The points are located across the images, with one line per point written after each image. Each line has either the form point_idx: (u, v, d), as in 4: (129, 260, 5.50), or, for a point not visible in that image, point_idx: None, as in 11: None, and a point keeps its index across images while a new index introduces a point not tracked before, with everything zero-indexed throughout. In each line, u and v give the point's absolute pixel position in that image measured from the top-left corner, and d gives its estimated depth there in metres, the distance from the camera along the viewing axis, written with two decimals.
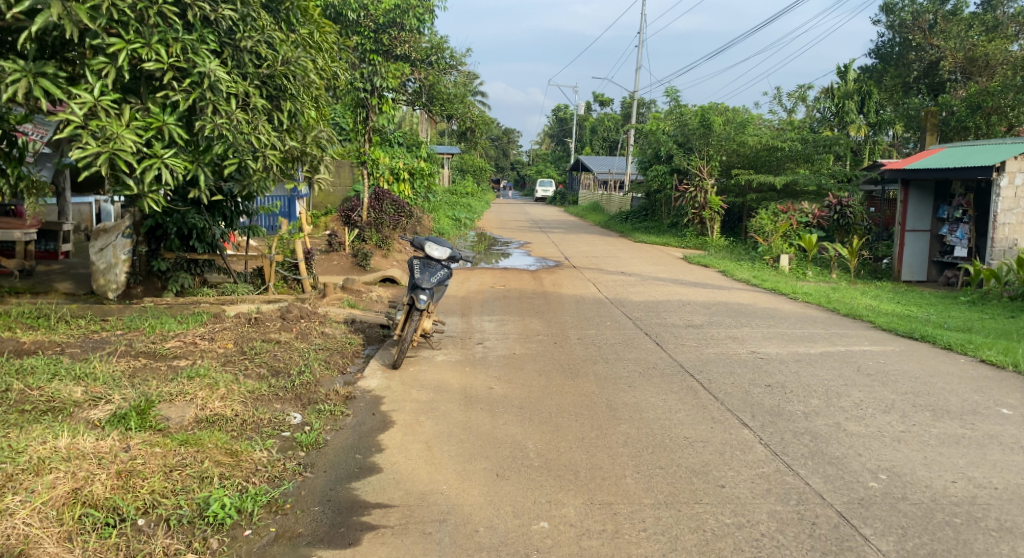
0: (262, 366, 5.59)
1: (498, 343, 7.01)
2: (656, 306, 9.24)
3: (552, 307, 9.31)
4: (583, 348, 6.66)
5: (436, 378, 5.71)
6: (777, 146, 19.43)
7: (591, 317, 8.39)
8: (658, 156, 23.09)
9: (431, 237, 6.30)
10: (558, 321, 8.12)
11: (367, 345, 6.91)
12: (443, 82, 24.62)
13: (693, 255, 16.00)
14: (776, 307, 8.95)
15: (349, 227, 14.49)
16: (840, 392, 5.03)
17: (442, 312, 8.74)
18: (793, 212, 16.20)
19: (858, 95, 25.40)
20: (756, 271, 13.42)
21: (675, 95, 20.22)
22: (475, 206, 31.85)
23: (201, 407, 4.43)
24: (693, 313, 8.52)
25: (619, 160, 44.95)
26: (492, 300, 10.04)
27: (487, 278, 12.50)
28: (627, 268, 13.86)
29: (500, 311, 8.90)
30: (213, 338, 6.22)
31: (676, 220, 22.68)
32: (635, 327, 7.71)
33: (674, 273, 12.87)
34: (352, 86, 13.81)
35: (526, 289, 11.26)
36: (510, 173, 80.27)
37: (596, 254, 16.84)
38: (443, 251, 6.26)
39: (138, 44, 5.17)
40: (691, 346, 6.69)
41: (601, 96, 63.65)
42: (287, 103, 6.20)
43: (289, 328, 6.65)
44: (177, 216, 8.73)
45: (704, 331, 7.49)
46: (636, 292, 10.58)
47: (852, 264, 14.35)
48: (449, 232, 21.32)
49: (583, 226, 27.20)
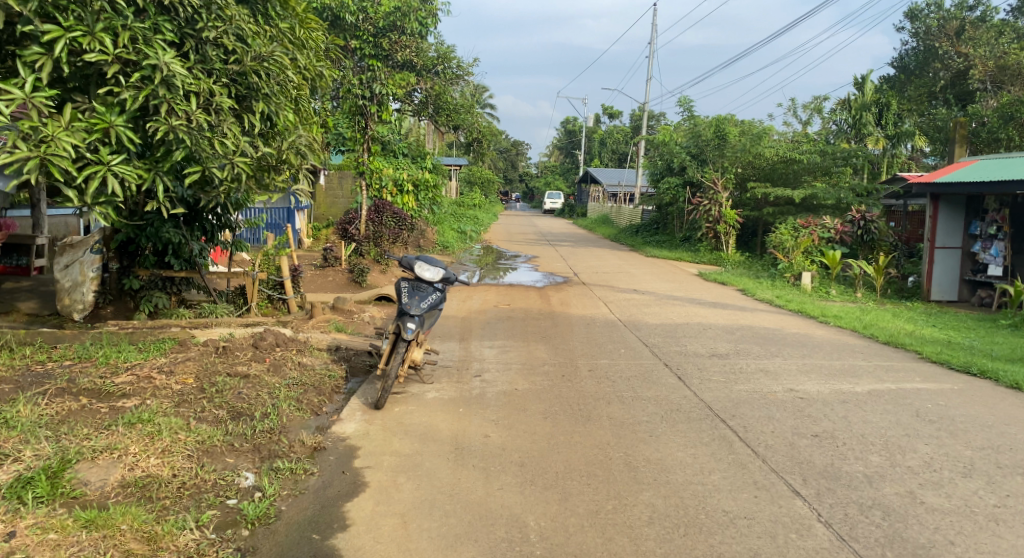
0: (221, 407, 4.83)
1: (498, 376, 6.21)
2: (673, 330, 8.44)
3: (559, 330, 8.51)
4: (595, 384, 5.84)
5: (424, 422, 4.91)
6: (794, 158, 18.63)
7: (603, 344, 7.58)
8: (671, 167, 22.31)
9: (422, 256, 5.51)
10: (566, 348, 7.31)
11: (350, 378, 6.12)
12: (449, 92, 23.95)
13: (709, 272, 15.19)
14: (807, 333, 8.12)
15: (345, 241, 13.77)
16: (904, 445, 4.21)
17: (438, 336, 7.96)
18: (814, 227, 15.31)
19: (876, 107, 24.56)
20: (777, 290, 12.60)
21: (688, 105, 19.36)
22: (482, 218, 31.16)
23: (131, 467, 3.66)
24: (715, 340, 7.71)
25: (629, 173, 44.23)
26: (495, 321, 9.25)
27: (490, 296, 11.72)
28: (640, 286, 13.07)
29: (503, 335, 8.10)
30: (172, 372, 5.46)
31: (688, 234, 21.89)
32: (652, 357, 6.90)
33: (690, 292, 12.07)
34: (350, 93, 13.24)
35: (532, 309, 10.47)
36: (518, 186, 79.76)
37: (607, 270, 16.03)
38: (436, 273, 5.46)
39: (77, 32, 4.46)
40: (718, 382, 5.88)
41: (611, 108, 63.03)
42: (259, 103, 5.46)
43: (261, 360, 5.89)
44: (149, 230, 7.97)
45: (730, 361, 6.69)
46: (651, 314, 9.77)
47: (878, 283, 13.55)
48: (454, 245, 20.56)
49: (592, 240, 26.45)
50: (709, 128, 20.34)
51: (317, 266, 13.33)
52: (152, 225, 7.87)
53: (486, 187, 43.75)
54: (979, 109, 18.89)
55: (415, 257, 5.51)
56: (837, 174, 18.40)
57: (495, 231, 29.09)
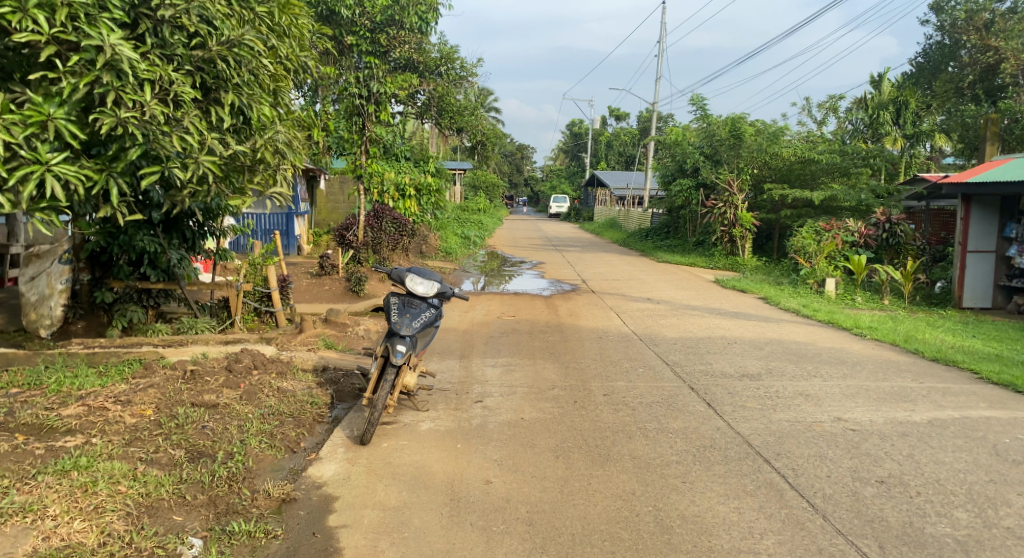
0: (179, 447, 4.17)
1: (503, 401, 5.50)
2: (694, 345, 7.71)
3: (569, 345, 7.80)
4: (613, 414, 5.13)
5: (416, 462, 4.21)
6: (813, 158, 17.85)
7: (619, 361, 6.85)
8: (683, 168, 21.61)
9: (416, 267, 4.84)
10: (578, 367, 6.61)
11: (336, 406, 5.43)
12: (453, 93, 23.33)
13: (726, 279, 14.44)
14: (844, 348, 7.38)
15: (343, 248, 13.10)
16: (993, 497, 3.50)
17: (438, 353, 7.26)
18: (837, 230, 14.54)
19: (893, 105, 24.88)
20: (800, 298, 11.87)
21: (701, 104, 18.51)
22: (487, 223, 30.50)
23: (46, 536, 2.99)
24: (743, 357, 6.99)
25: (638, 175, 43.45)
26: (500, 335, 8.56)
27: (495, 306, 11.03)
28: (654, 294, 12.35)
29: (508, 351, 7.40)
30: (129, 402, 4.79)
31: (701, 238, 21.14)
32: (675, 378, 6.19)
33: (707, 301, 11.35)
34: (347, 91, 12.69)
35: (539, 320, 9.77)
36: (524, 190, 79.16)
37: (618, 276, 15.32)
38: (432, 287, 4.78)
39: (5, 7, 3.79)
40: (753, 409, 5.16)
41: (618, 111, 62.30)
42: (231, 93, 4.78)
43: (235, 387, 5.21)
44: (122, 238, 7.29)
45: (764, 383, 5.96)
46: (669, 325, 9.06)
47: (907, 289, 12.81)
48: (458, 251, 19.86)
49: (601, 244, 25.73)
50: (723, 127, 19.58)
51: (315, 274, 12.71)
52: (125, 233, 7.22)
53: (492, 190, 43.15)
54: (1005, 105, 18.10)
55: (408, 268, 4.83)
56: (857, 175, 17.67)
57: (501, 236, 28.42)
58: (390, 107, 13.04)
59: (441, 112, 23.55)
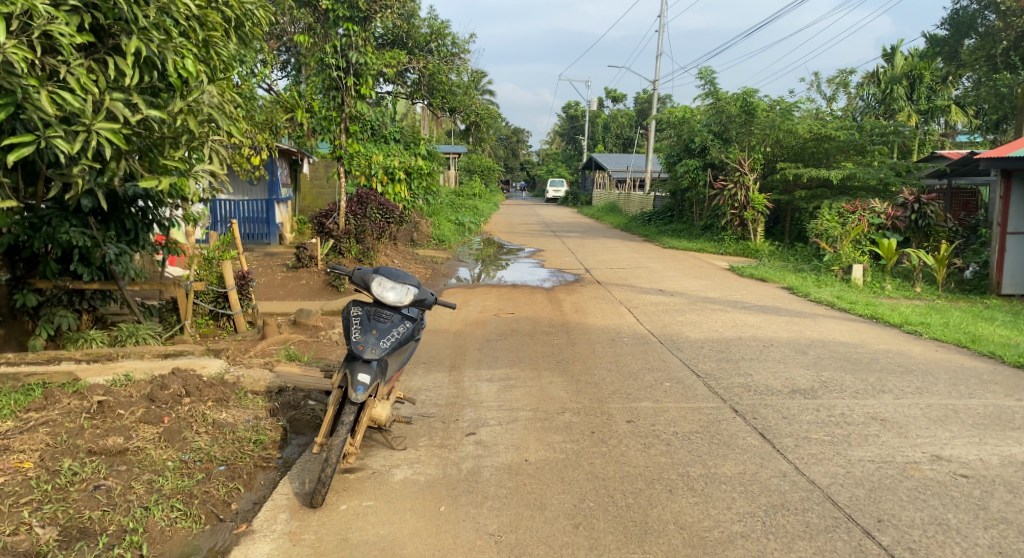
0: (51, 522, 3.00)
1: (500, 433, 4.36)
2: (724, 349, 6.57)
3: (577, 352, 6.65)
4: (644, 452, 3.99)
5: (384, 538, 3.09)
6: (829, 135, 16.69)
7: (640, 374, 5.71)
8: (690, 147, 20.41)
9: (384, 268, 3.69)
10: (591, 384, 5.46)
11: (287, 446, 4.26)
12: (444, 72, 22.37)
13: (742, 266, 13.30)
14: (903, 351, 6.24)
15: (323, 237, 11.83)
16: None
17: (422, 365, 6.10)
18: (862, 211, 13.38)
19: (906, 80, 24.33)
20: (826, 288, 10.78)
21: (710, 77, 17.21)
22: (482, 208, 29.26)
23: None
24: (786, 366, 5.85)
25: (637, 158, 42.23)
26: (496, 339, 7.40)
27: (492, 302, 9.90)
28: (667, 285, 11.24)
29: (506, 362, 6.25)
30: (5, 449, 3.58)
31: (709, 222, 19.97)
32: (711, 395, 5.07)
33: (726, 294, 10.21)
34: (323, 63, 11.63)
35: (541, 318, 8.62)
36: (520, 174, 77.81)
37: (623, 264, 14.18)
38: (406, 294, 3.64)
39: None
40: (822, 442, 4.03)
41: (614, 91, 60.90)
42: (134, 39, 3.61)
43: (155, 422, 4.03)
44: (46, 230, 6.03)
45: (823, 402, 4.84)
46: (690, 323, 7.94)
47: (941, 275, 11.72)
48: (452, 238, 18.64)
49: (602, 229, 24.58)
50: (731, 102, 18.37)
51: (291, 267, 11.59)
52: (47, 224, 5.95)
53: (487, 176, 42.01)
54: None
55: (374, 269, 3.68)
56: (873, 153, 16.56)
57: (498, 222, 27.23)
58: (371, 80, 11.96)
59: (432, 90, 22.87)
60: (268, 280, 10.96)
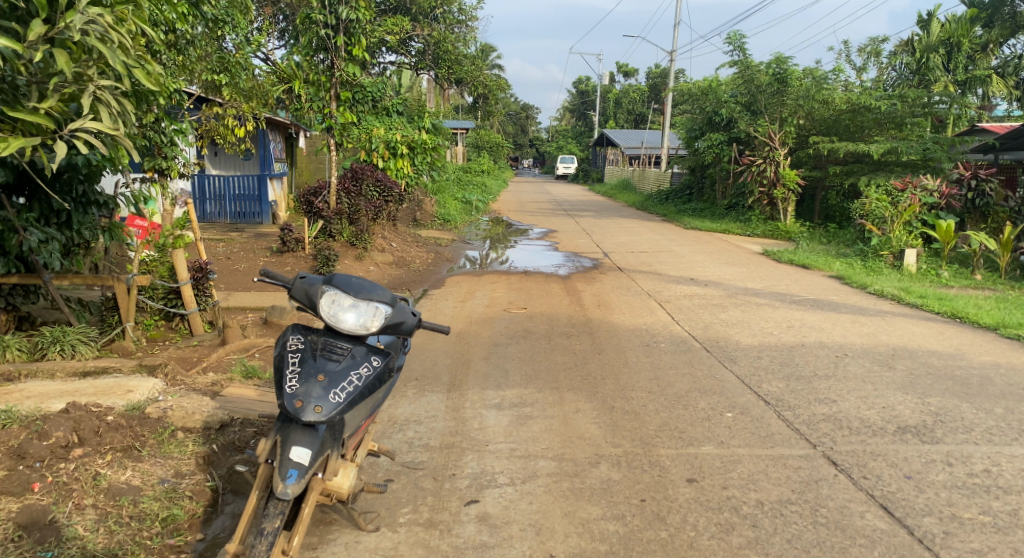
0: None
1: (513, 505, 3.10)
2: (788, 363, 5.29)
3: (606, 363, 5.41)
4: (724, 544, 2.75)
5: None
6: (868, 105, 15.28)
7: (690, 399, 4.47)
8: (714, 120, 18.99)
9: (340, 276, 2.51)
10: (629, 417, 4.20)
11: (213, 523, 3.01)
12: (449, 40, 21.20)
13: (778, 251, 12.00)
14: (1017, 366, 4.97)
15: (310, 217, 10.52)
16: None
17: (412, 385, 4.84)
18: (914, 189, 11.84)
19: (943, 48, 22.82)
20: (881, 277, 9.48)
21: (741, 42, 15.72)
22: (490, 186, 27.89)
23: None
24: (877, 389, 4.57)
25: (650, 133, 40.70)
26: (506, 343, 6.15)
27: (500, 294, 8.65)
28: (698, 273, 9.98)
29: (518, 379, 4.97)
30: None
31: (733, 201, 18.63)
32: (793, 436, 3.82)
33: (769, 285, 8.91)
34: (309, 20, 10.16)
35: (558, 315, 7.35)
36: (529, 151, 76.19)
37: (644, 248, 12.88)
38: (372, 318, 2.45)
39: None
40: (984, 529, 2.77)
41: (626, 65, 59.02)
42: None
43: (17, 493, 2.82)
44: None
45: (949, 447, 3.56)
46: (736, 324, 6.69)
47: (1006, 261, 10.42)
48: (457, 216, 17.30)
49: (617, 208, 23.25)
50: (761, 70, 16.93)
51: (275, 251, 10.32)
52: None
53: (496, 152, 40.58)
54: None
55: (323, 279, 2.49)
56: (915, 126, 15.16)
57: (506, 200, 25.90)
58: (364, 39, 10.54)
59: (437, 60, 21.71)
60: (248, 267, 9.71)
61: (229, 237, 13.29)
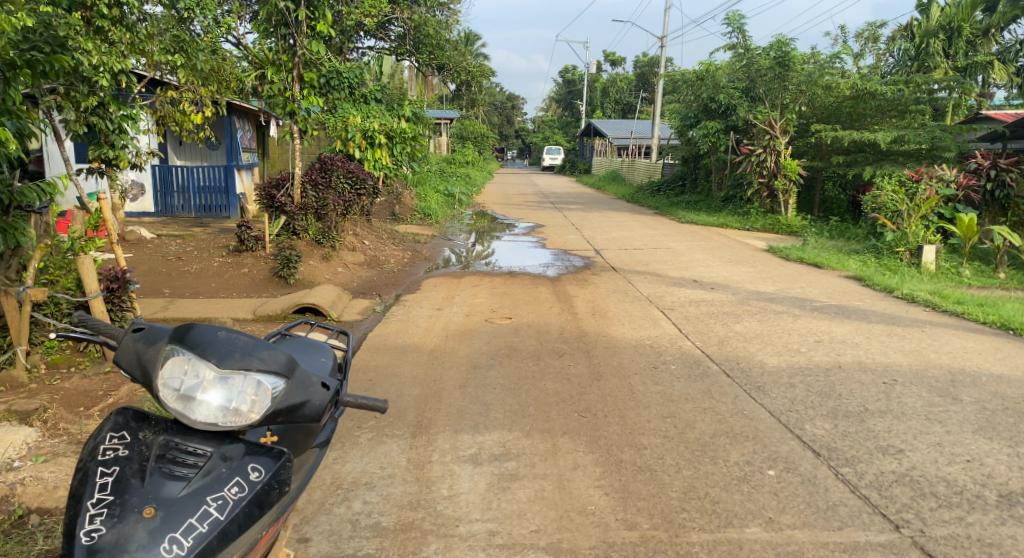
0: None
1: None
2: (828, 392, 4.36)
3: (607, 393, 4.47)
4: None
5: None
6: (872, 90, 14.44)
7: (719, 451, 3.54)
8: (710, 107, 18.07)
9: (210, 334, 1.76)
10: (644, 477, 3.26)
11: None
12: (430, 24, 20.35)
13: (784, 248, 11.11)
14: None
15: (272, 213, 9.43)
16: None
17: (368, 429, 3.90)
18: (929, 179, 10.98)
19: (943, 33, 22.25)
20: (903, 278, 8.61)
21: (739, 23, 14.82)
22: (474, 177, 26.86)
23: None
24: (949, 431, 3.66)
25: (639, 124, 39.80)
26: (487, 365, 5.20)
27: (482, 299, 7.70)
28: (701, 273, 9.07)
29: (500, 418, 4.02)
30: None
31: (730, 193, 17.77)
32: (864, 511, 2.89)
33: (782, 288, 8.01)
34: None
35: (548, 326, 6.41)
36: (514, 142, 75.05)
37: (639, 245, 11.94)
38: (251, 404, 1.74)
39: None
40: None
41: (612, 54, 58.13)
42: None
43: None
44: None
45: None
46: (755, 339, 5.78)
47: None
48: (438, 210, 16.31)
49: (606, 200, 22.33)
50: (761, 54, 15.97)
51: (232, 250, 9.27)
52: None
53: (481, 142, 39.48)
54: None
55: (178, 337, 1.73)
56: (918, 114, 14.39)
57: (491, 193, 24.89)
58: (330, 13, 9.37)
59: (418, 45, 20.96)
60: (200, 268, 8.67)
61: (189, 233, 12.23)
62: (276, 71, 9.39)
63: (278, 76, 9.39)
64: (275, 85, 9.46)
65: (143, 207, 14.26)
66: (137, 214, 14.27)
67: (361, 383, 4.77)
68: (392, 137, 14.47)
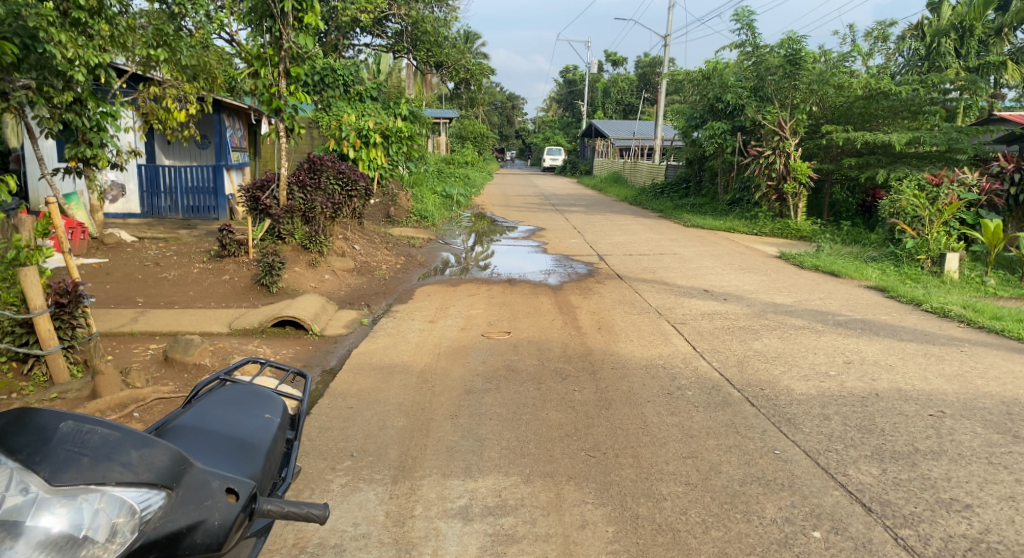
0: None
1: None
2: (869, 427, 3.84)
3: (617, 426, 3.95)
4: None
5: None
6: (886, 89, 13.90)
7: (752, 504, 3.02)
8: (716, 107, 17.55)
9: (55, 437, 1.64)
10: (665, 541, 2.75)
11: None
12: (429, 20, 19.81)
13: (797, 254, 10.59)
14: None
15: (258, 217, 8.91)
16: None
17: (342, 472, 3.39)
18: (950, 183, 10.46)
19: (955, 32, 21.71)
20: (927, 289, 8.10)
21: (748, 20, 14.30)
22: (473, 178, 26.35)
23: None
24: (1018, 480, 3.15)
25: (641, 124, 39.28)
26: (481, 389, 4.69)
27: (478, 310, 7.18)
28: (712, 282, 8.55)
29: (496, 458, 3.51)
30: None
31: (737, 196, 17.24)
32: None
33: (799, 299, 7.49)
34: None
35: (549, 342, 5.89)
36: (515, 143, 74.49)
37: (644, 250, 11.42)
38: (109, 533, 1.55)
39: None
40: None
41: (614, 55, 57.62)
42: None
43: None
44: None
45: None
46: (777, 359, 5.26)
47: None
48: (436, 212, 15.79)
49: (608, 202, 21.81)
50: (773, 52, 15.49)
51: (215, 255, 8.75)
52: None
53: (481, 143, 38.95)
54: None
55: (10, 449, 1.59)
56: (931, 115, 13.91)
57: (491, 194, 24.37)
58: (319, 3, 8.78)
59: (416, 43, 20.45)
60: (179, 274, 8.14)
61: (174, 236, 11.70)
62: (263, 65, 8.81)
63: (265, 71, 8.81)
64: (261, 81, 8.89)
65: (130, 208, 13.74)
66: (124, 215, 13.74)
67: (340, 412, 4.23)
68: (389, 137, 13.99)
